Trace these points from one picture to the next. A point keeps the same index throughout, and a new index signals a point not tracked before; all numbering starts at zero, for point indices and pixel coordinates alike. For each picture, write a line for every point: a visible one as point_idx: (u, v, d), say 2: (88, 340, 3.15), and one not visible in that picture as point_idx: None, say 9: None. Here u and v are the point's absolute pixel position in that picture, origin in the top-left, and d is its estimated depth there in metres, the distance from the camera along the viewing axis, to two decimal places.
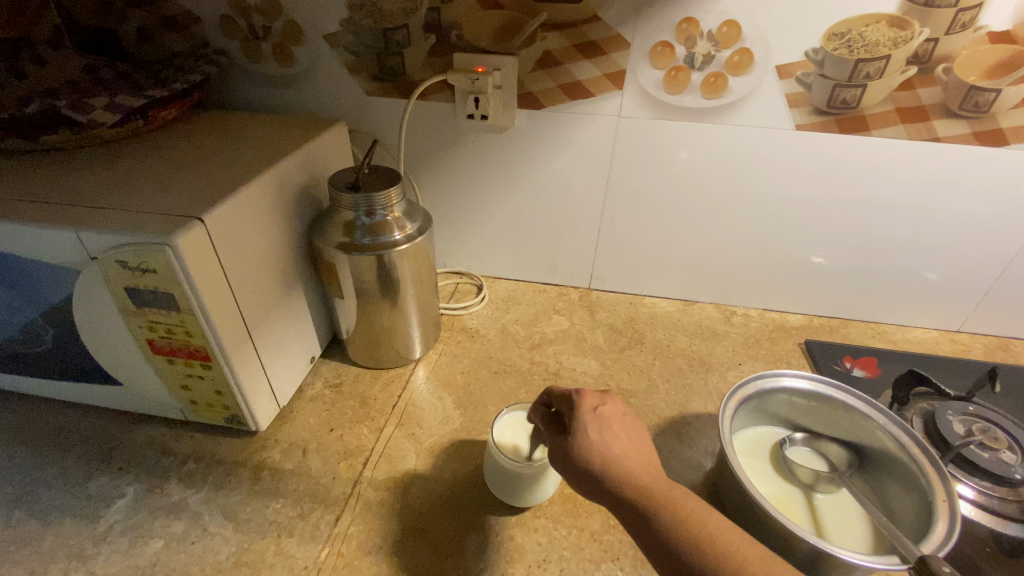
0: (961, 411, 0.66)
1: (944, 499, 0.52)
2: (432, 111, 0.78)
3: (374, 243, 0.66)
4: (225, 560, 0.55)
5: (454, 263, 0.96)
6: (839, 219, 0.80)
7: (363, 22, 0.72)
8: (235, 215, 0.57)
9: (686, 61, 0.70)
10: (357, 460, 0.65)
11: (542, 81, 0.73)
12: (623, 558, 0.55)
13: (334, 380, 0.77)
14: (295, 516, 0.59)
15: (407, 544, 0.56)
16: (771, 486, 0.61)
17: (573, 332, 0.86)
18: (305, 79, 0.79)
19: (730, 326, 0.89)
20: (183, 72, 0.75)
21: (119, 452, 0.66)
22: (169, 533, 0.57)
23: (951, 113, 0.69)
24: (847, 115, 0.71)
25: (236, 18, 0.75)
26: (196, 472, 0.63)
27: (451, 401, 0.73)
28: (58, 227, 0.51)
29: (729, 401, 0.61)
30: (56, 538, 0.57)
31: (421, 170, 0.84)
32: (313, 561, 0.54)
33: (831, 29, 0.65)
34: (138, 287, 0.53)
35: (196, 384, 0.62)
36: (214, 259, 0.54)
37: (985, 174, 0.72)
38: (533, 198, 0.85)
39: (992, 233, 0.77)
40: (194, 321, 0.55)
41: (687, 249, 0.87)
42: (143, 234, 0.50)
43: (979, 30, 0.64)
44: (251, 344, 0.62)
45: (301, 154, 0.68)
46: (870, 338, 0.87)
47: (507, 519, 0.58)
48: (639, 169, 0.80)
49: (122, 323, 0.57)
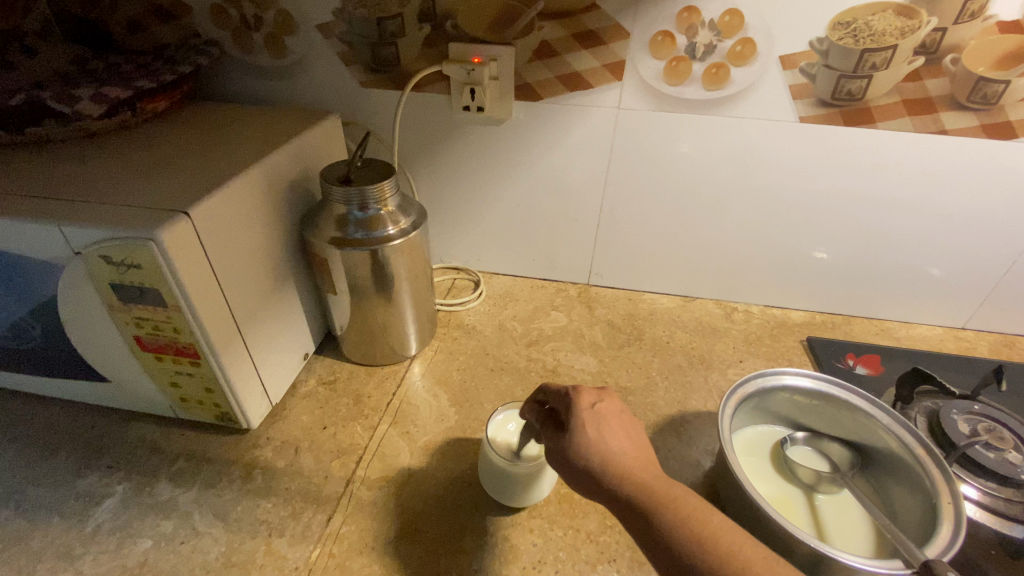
0: (966, 410, 0.65)
1: (949, 502, 0.51)
2: (428, 103, 0.77)
3: (367, 237, 0.65)
4: (215, 560, 0.54)
5: (451, 258, 0.95)
6: (844, 213, 0.79)
7: (356, 12, 0.70)
8: (223, 209, 0.56)
9: (686, 51, 0.68)
10: (350, 459, 0.64)
11: (539, 72, 0.72)
12: (620, 560, 0.54)
13: (328, 377, 0.75)
14: (286, 516, 0.58)
15: (399, 544, 0.55)
16: (770, 486, 0.59)
17: (571, 328, 0.85)
18: (298, 71, 0.77)
19: (731, 323, 0.88)
20: (173, 63, 0.72)
21: (110, 450, 0.65)
22: (158, 533, 0.56)
23: (959, 105, 0.67)
24: (852, 107, 0.69)
25: (227, 8, 0.73)
26: (187, 470, 0.63)
27: (446, 398, 0.72)
28: (41, 222, 0.50)
29: (728, 400, 0.59)
30: (44, 538, 0.56)
31: (416, 163, 0.83)
32: (303, 562, 0.53)
33: (836, 18, 0.64)
34: (124, 283, 0.52)
35: (185, 382, 0.61)
36: (201, 254, 0.53)
37: (992, 168, 0.71)
38: (532, 192, 0.84)
39: (999, 229, 0.76)
40: (181, 318, 0.54)
41: (687, 244, 0.86)
42: (127, 230, 0.49)
43: (989, 19, 0.62)
44: (241, 341, 0.61)
45: (293, 147, 0.67)
46: (873, 335, 0.86)
47: (501, 519, 0.57)
48: (639, 163, 0.78)
49: (108, 319, 0.56)
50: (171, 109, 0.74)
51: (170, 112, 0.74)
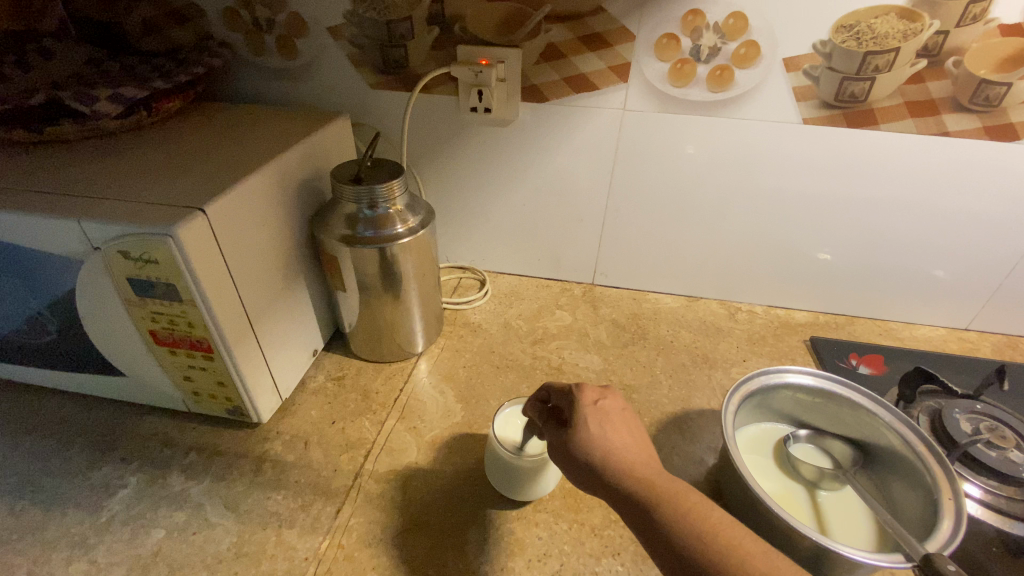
0: (968, 409, 0.65)
1: (950, 497, 0.51)
2: (436, 104, 0.78)
3: (376, 235, 0.66)
4: (226, 550, 0.55)
5: (458, 258, 0.96)
6: (846, 214, 0.79)
7: (365, 15, 0.71)
8: (237, 206, 0.57)
9: (691, 53, 0.69)
10: (358, 453, 0.65)
11: (546, 73, 0.73)
12: (624, 553, 0.55)
13: (336, 373, 0.77)
14: (296, 508, 0.59)
15: (407, 536, 0.56)
16: (774, 483, 0.60)
17: (576, 327, 0.85)
18: (308, 72, 0.78)
19: (734, 323, 0.88)
20: (186, 64, 0.74)
21: (123, 443, 0.66)
22: (171, 523, 0.57)
23: (961, 107, 0.68)
24: (855, 108, 0.70)
25: (240, 10, 0.74)
26: (199, 463, 0.64)
27: (453, 395, 0.73)
28: (60, 217, 0.51)
29: (732, 396, 0.60)
30: (60, 527, 0.57)
31: (424, 163, 0.84)
32: (312, 552, 0.54)
33: (840, 21, 0.65)
34: (141, 278, 0.53)
35: (198, 376, 0.62)
36: (215, 250, 0.54)
37: (995, 169, 0.71)
38: (538, 192, 0.85)
39: (1001, 230, 0.76)
40: (196, 312, 0.55)
41: (691, 244, 0.87)
42: (145, 225, 0.50)
43: (991, 22, 0.63)
44: (253, 337, 0.62)
45: (304, 147, 0.68)
46: (876, 336, 0.86)
47: (507, 513, 0.58)
48: (644, 163, 0.79)
49: (125, 313, 0.57)
50: (183, 110, 0.76)
51: (183, 113, 0.75)
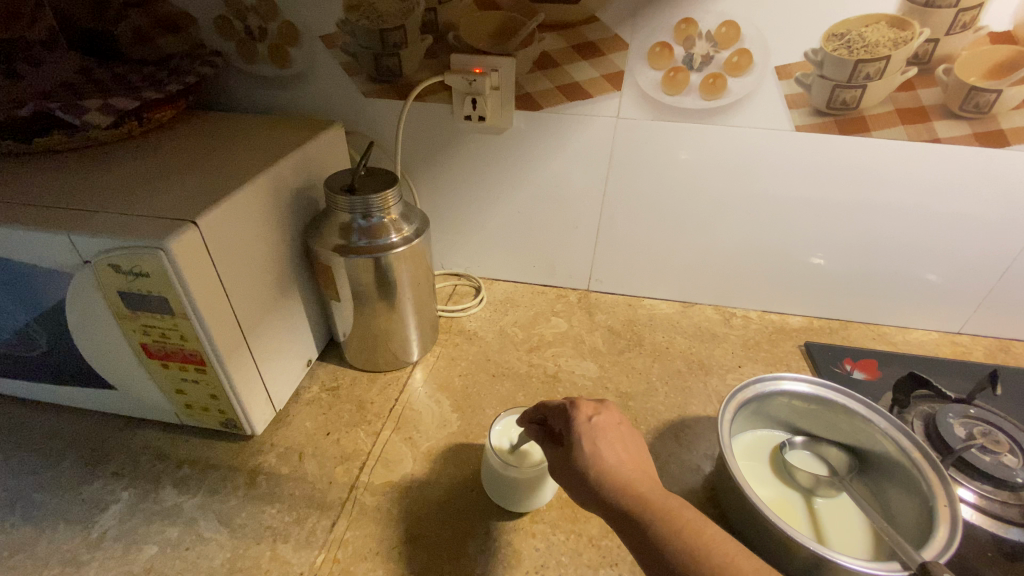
0: (961, 414, 0.66)
1: (946, 504, 0.51)
2: (430, 113, 0.78)
3: (371, 245, 0.65)
4: (220, 566, 0.54)
5: (453, 264, 0.96)
6: (839, 220, 0.80)
7: (358, 24, 0.71)
8: (229, 218, 0.56)
9: (684, 62, 0.69)
10: (353, 464, 0.64)
11: (540, 82, 0.73)
12: (621, 564, 0.55)
13: (331, 383, 0.76)
14: (291, 521, 0.58)
15: (403, 550, 0.55)
16: (769, 490, 0.60)
17: (572, 334, 0.85)
18: (301, 81, 0.78)
19: (730, 328, 0.88)
20: (177, 73, 0.74)
21: (114, 457, 0.65)
22: (163, 539, 0.57)
23: (951, 114, 0.68)
24: (846, 115, 0.70)
25: (232, 19, 0.74)
26: (192, 477, 0.63)
27: (449, 404, 0.73)
28: (50, 230, 0.51)
29: (727, 405, 0.60)
30: (50, 544, 0.56)
31: (418, 171, 0.84)
32: (307, 567, 0.54)
33: (830, 30, 0.65)
34: (131, 290, 0.53)
35: (190, 388, 0.61)
36: (208, 261, 0.54)
37: (986, 176, 0.72)
38: (533, 199, 0.85)
39: (992, 235, 0.77)
40: (187, 324, 0.54)
41: (685, 251, 0.87)
42: (134, 238, 0.49)
43: (980, 30, 0.63)
44: (246, 349, 0.62)
45: (298, 157, 0.68)
46: (871, 340, 0.87)
47: (504, 524, 0.58)
48: (639, 171, 0.79)
49: (116, 326, 0.56)
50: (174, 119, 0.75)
51: (174, 123, 0.75)
